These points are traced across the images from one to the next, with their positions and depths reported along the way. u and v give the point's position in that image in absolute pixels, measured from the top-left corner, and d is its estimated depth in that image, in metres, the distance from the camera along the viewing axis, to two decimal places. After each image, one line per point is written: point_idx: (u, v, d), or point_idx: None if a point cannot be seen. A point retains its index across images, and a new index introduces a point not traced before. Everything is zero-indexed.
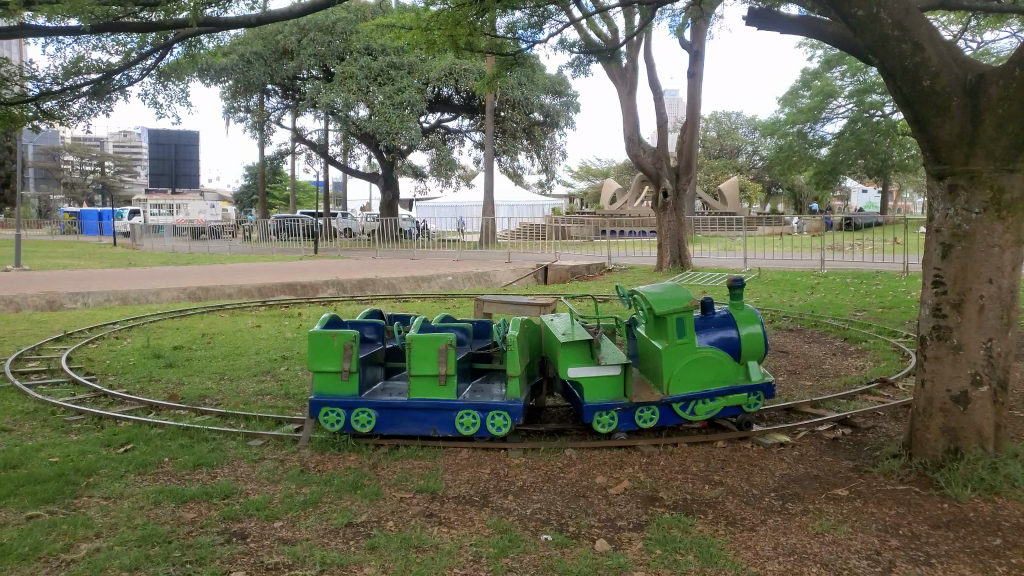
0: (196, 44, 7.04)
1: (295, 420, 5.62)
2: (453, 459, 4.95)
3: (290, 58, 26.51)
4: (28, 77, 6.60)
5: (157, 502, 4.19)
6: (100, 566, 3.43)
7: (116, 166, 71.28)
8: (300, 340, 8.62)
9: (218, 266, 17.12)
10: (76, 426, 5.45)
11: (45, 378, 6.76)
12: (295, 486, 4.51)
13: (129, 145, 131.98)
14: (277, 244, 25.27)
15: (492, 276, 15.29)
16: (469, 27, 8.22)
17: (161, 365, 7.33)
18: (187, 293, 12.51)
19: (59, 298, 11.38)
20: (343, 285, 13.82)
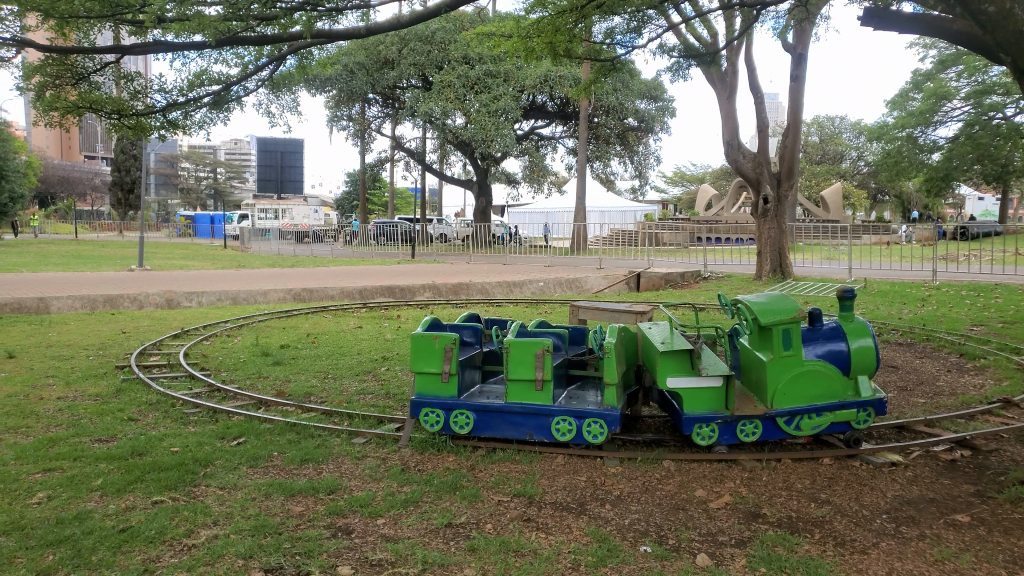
0: (308, 56, 7.35)
1: (395, 420, 5.77)
2: (549, 464, 4.95)
3: (390, 68, 27.27)
4: (157, 90, 7.06)
5: (268, 494, 4.38)
6: (218, 553, 3.61)
7: (228, 173, 75.33)
8: (399, 341, 8.86)
9: (322, 268, 17.78)
10: (194, 418, 5.77)
11: (166, 372, 7.19)
12: (396, 484, 4.62)
13: (238, 152, 139.02)
14: (375, 248, 26.06)
15: (584, 283, 15.23)
16: (567, 33, 8.25)
17: (268, 363, 7.67)
18: (293, 294, 13.05)
19: (177, 297, 12.08)
20: (439, 289, 14.14)
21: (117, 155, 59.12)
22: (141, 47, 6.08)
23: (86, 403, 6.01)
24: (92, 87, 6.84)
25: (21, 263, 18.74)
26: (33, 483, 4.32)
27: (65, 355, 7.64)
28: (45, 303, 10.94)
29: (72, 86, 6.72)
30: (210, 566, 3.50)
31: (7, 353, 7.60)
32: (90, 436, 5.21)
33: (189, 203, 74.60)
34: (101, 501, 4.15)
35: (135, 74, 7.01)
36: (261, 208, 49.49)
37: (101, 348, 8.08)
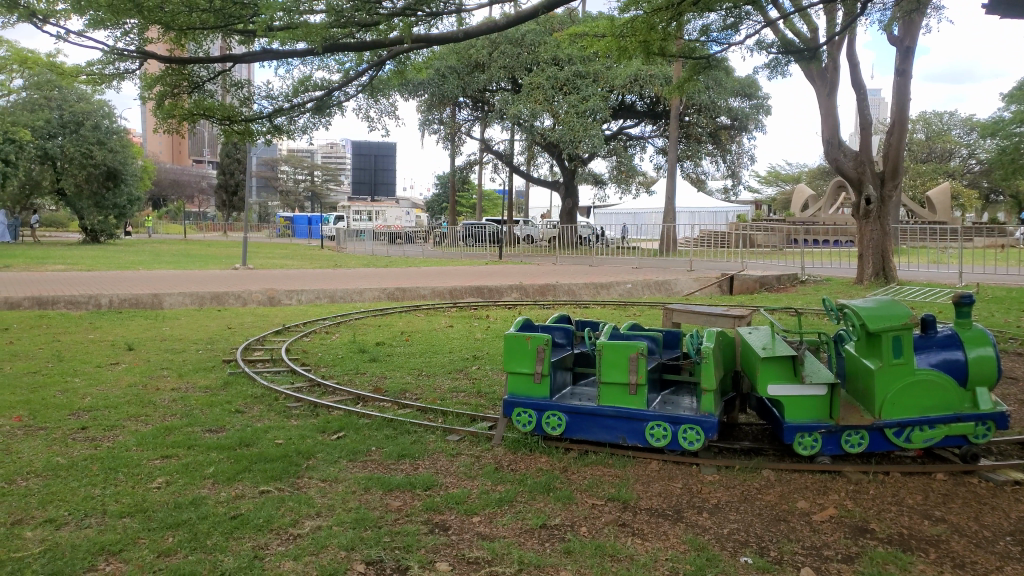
0: (406, 60, 7.50)
1: (488, 418, 5.82)
2: (643, 470, 4.88)
3: (481, 71, 27.69)
4: (264, 96, 7.36)
5: (367, 488, 4.50)
6: (322, 543, 3.73)
7: (324, 176, 78.00)
8: (490, 341, 8.94)
9: (413, 269, 18.18)
10: (296, 411, 5.99)
11: (269, 366, 7.51)
12: (490, 482, 4.66)
13: (333, 156, 143.52)
14: (463, 249, 26.42)
15: (673, 285, 15.02)
16: (659, 32, 8.15)
17: (365, 359, 7.88)
18: (387, 293, 13.37)
19: (278, 295, 12.60)
20: (527, 289, 14.21)
21: (223, 160, 62.21)
22: (251, 55, 6.36)
23: (197, 394, 6.33)
24: (207, 95, 7.20)
25: (139, 261, 20.05)
26: (152, 469, 4.58)
27: (178, 349, 8.08)
28: (159, 299, 11.61)
29: (187, 94, 7.11)
30: (314, 556, 3.62)
31: (127, 345, 8.11)
32: (202, 426, 5.49)
33: (287, 205, 77.67)
34: (213, 488, 4.36)
35: (245, 81, 7.33)
36: (354, 209, 51.00)
37: (210, 342, 8.51)
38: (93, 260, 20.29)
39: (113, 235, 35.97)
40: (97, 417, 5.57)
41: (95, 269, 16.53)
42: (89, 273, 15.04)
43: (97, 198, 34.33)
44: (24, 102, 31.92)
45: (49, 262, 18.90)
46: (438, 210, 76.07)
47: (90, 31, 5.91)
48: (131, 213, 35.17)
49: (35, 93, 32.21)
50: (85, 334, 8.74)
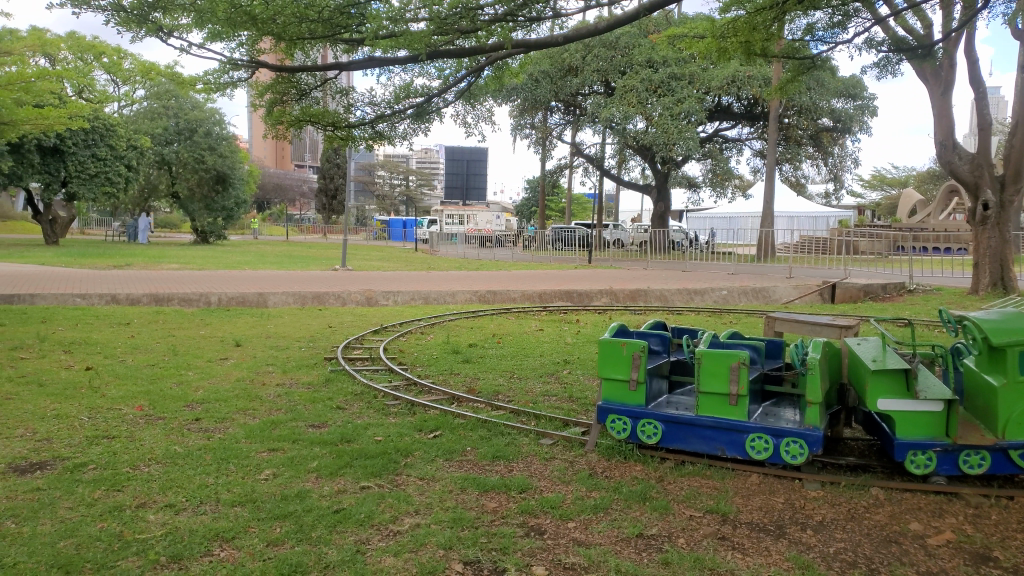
0: (504, 66, 7.54)
1: (582, 423, 5.79)
2: (743, 483, 4.74)
3: (573, 75, 27.69)
4: (367, 103, 7.59)
5: (463, 488, 4.55)
6: (421, 541, 3.80)
7: (418, 180, 79.74)
8: (581, 345, 8.90)
9: (505, 272, 18.32)
10: (393, 410, 6.14)
11: (367, 365, 7.73)
12: (584, 489, 4.63)
13: (426, 160, 146.32)
14: (551, 253, 26.40)
15: (772, 293, 14.60)
16: (762, 32, 7.88)
17: (459, 360, 8.01)
18: (478, 295, 13.51)
19: (375, 295, 12.95)
20: (617, 295, 14.05)
21: (323, 165, 64.58)
22: (354, 64, 6.57)
23: (301, 390, 6.58)
24: (314, 102, 7.46)
25: (247, 261, 21.09)
26: (260, 460, 4.79)
27: (282, 346, 8.42)
28: (264, 298, 12.14)
29: (294, 102, 7.39)
30: (413, 553, 3.69)
31: (235, 341, 8.51)
32: (305, 421, 5.70)
33: (382, 209, 79.80)
34: (316, 482, 4.51)
35: (349, 88, 7.59)
36: (446, 213, 51.84)
37: (312, 340, 8.83)
38: (205, 260, 21.46)
39: (221, 236, 37.21)
40: (210, 409, 5.87)
41: (209, 268, 17.48)
42: (202, 273, 15.89)
43: (207, 201, 35.94)
44: (145, 111, 34.60)
45: (167, 261, 20.13)
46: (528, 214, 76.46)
47: (209, 43, 6.22)
48: (239, 215, 36.47)
49: (155, 102, 34.74)
50: (197, 330, 9.23)
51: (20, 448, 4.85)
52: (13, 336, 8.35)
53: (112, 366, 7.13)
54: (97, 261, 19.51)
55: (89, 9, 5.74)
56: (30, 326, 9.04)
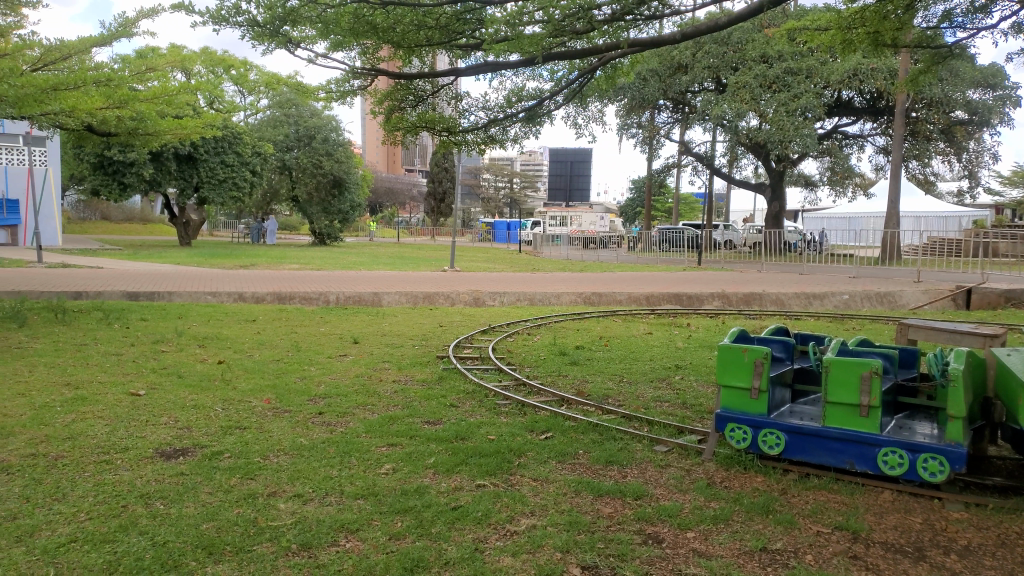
0: (618, 65, 7.45)
1: (697, 431, 5.64)
2: (874, 500, 4.48)
3: (683, 73, 27.14)
4: (480, 107, 7.68)
5: (578, 491, 4.52)
6: (538, 542, 3.80)
7: (523, 182, 80.37)
8: (692, 350, 8.68)
9: (611, 274, 18.21)
10: (504, 409, 6.18)
11: (477, 364, 7.83)
12: (703, 498, 4.50)
13: (530, 162, 147.17)
14: (659, 254, 25.96)
15: (898, 297, 13.79)
16: (892, 21, 7.39)
17: (566, 361, 7.99)
18: (583, 297, 13.45)
19: (483, 296, 13.12)
20: (730, 297, 13.68)
21: (432, 168, 66.14)
22: (468, 70, 6.69)
23: (415, 387, 6.74)
24: (428, 107, 7.63)
25: (362, 262, 21.94)
26: (380, 455, 4.93)
27: (396, 344, 8.65)
28: (378, 297, 12.52)
29: (410, 108, 7.58)
30: (531, 554, 3.69)
31: (352, 339, 8.81)
32: (421, 417, 5.83)
33: (487, 211, 81.00)
34: (434, 478, 4.60)
35: (464, 94, 7.63)
36: (551, 215, 51.92)
37: (424, 339, 9.03)
38: (323, 261, 22.47)
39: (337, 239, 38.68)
40: (331, 403, 6.10)
41: (326, 268, 18.29)
42: (321, 273, 16.63)
43: (325, 204, 37.11)
44: (269, 119, 36.53)
45: (289, 262, 21.20)
46: (634, 215, 75.60)
47: (332, 53, 6.46)
48: (355, 217, 37.33)
49: (277, 111, 36.61)
50: (317, 327, 9.64)
51: (164, 435, 5.20)
52: (155, 331, 8.99)
53: (242, 360, 7.54)
54: (225, 261, 20.73)
55: (228, 25, 6.07)
56: (169, 321, 9.71)
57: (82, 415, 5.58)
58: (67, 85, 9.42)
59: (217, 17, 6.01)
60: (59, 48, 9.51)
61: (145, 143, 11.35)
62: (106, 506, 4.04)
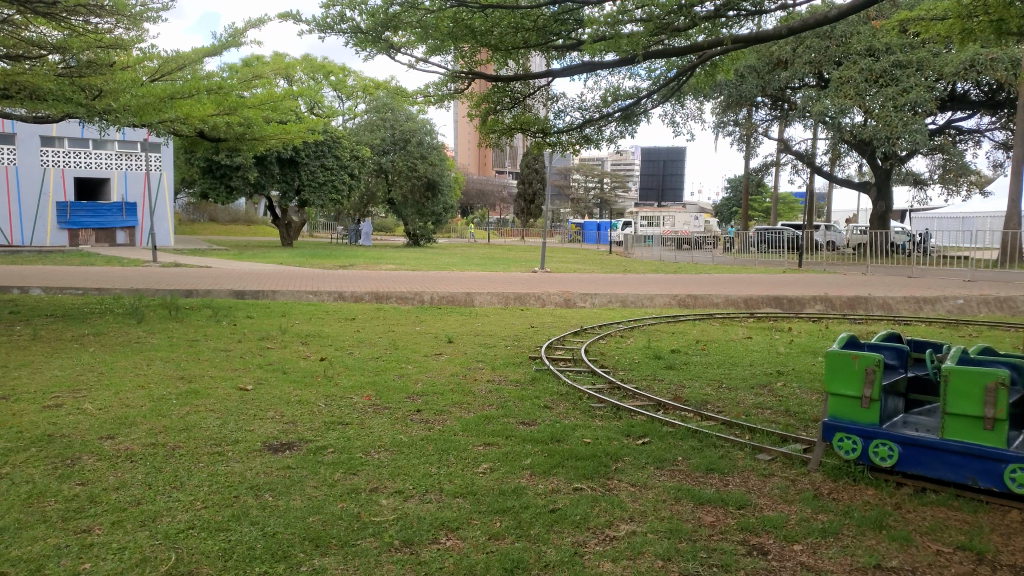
0: (718, 62, 7.25)
1: (802, 440, 5.43)
2: (1001, 519, 4.18)
3: (783, 68, 26.27)
4: (576, 107, 7.64)
5: (677, 498, 4.42)
6: (638, 549, 3.73)
7: (613, 182, 79.79)
8: (794, 355, 8.37)
9: (707, 276, 17.82)
10: (600, 412, 6.12)
11: (571, 366, 7.80)
12: (810, 510, 4.32)
13: (620, 162, 145.61)
14: (756, 256, 25.22)
15: (1020, 303, 12.88)
16: (1019, 7, 6.86)
17: (662, 366, 7.85)
18: (678, 299, 13.21)
19: (574, 297, 13.06)
20: (833, 301, 13.14)
21: (522, 170, 66.55)
22: (563, 71, 6.66)
23: (509, 387, 6.77)
24: (524, 109, 7.65)
25: (454, 263, 22.27)
26: (477, 454, 4.97)
27: (489, 344, 8.73)
28: (470, 298, 12.66)
29: (507, 110, 7.61)
30: (631, 561, 3.63)
31: (447, 338, 8.94)
32: (516, 417, 5.84)
33: (577, 212, 80.80)
34: (531, 479, 4.59)
35: (560, 94, 7.64)
36: (642, 216, 51.28)
37: (516, 339, 9.07)
38: (417, 261, 22.94)
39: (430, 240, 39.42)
40: (428, 401, 6.20)
41: (421, 269, 18.66)
42: (416, 273, 17.01)
43: (419, 207, 38.29)
44: (366, 123, 37.69)
45: (386, 262, 21.75)
46: (730, 215, 73.64)
47: (431, 58, 6.57)
48: (448, 219, 38.48)
49: (375, 115, 37.67)
50: (412, 326, 9.84)
51: (272, 429, 5.41)
52: (260, 328, 9.38)
53: (342, 357, 7.77)
54: (325, 261, 21.48)
55: (333, 32, 6.26)
56: (273, 318, 10.11)
57: (196, 407, 5.88)
58: (184, 94, 9.94)
59: (323, 25, 6.21)
60: (175, 59, 10.06)
61: (252, 147, 11.87)
62: (219, 495, 4.24)
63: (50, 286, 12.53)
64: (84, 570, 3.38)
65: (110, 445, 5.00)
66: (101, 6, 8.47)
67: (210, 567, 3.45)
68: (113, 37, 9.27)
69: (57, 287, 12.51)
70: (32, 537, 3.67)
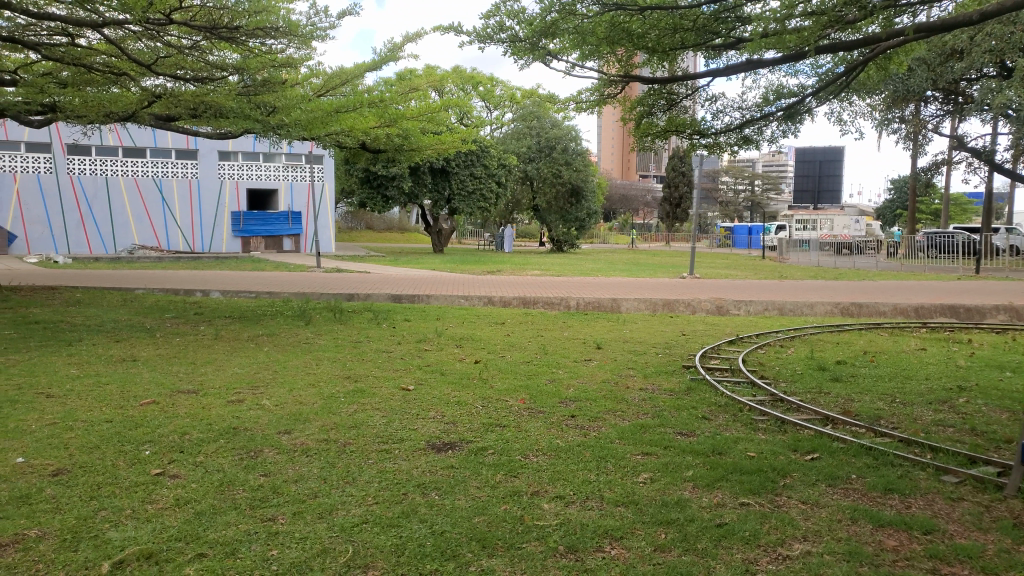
0: (893, 55, 6.75)
1: (995, 463, 4.93)
2: None
3: (958, 59, 24.41)
4: (737, 108, 7.39)
5: (854, 519, 4.13)
6: (815, 571, 3.51)
7: (765, 184, 76.86)
8: (977, 370, 7.64)
9: (873, 282, 16.74)
10: (762, 425, 5.85)
11: (727, 376, 7.53)
12: (1010, 541, 3.90)
13: (773, 164, 139.81)
14: (927, 261, 23.43)
15: None
16: None
17: (827, 378, 7.40)
18: (840, 308, 12.48)
19: (726, 304, 12.62)
20: (1020, 311, 11.96)
21: (669, 174, 65.40)
22: (720, 71, 6.45)
23: (664, 396, 6.64)
24: (681, 110, 7.50)
25: (601, 269, 22.25)
26: (636, 462, 4.90)
27: (639, 351, 8.60)
28: (617, 304, 12.53)
29: (662, 113, 7.50)
30: None
31: (596, 344, 8.91)
32: (673, 427, 5.71)
33: (724, 215, 78.44)
34: (694, 492, 4.46)
35: (719, 95, 7.41)
36: (798, 219, 48.97)
37: (668, 347, 8.88)
38: (565, 267, 23.06)
39: (574, 245, 39.80)
40: (582, 407, 6.19)
41: (569, 275, 18.77)
42: (564, 278, 17.13)
43: (563, 213, 38.75)
44: (514, 131, 38.59)
45: (533, 268, 22.02)
46: (893, 217, 68.69)
47: (586, 63, 6.58)
48: (591, 224, 38.52)
49: (521, 123, 38.40)
50: (561, 331, 9.89)
51: (434, 428, 5.60)
52: (417, 330, 9.76)
53: (495, 360, 7.93)
54: (474, 267, 22.11)
55: (492, 42, 6.40)
56: (428, 322, 10.51)
57: (362, 406, 6.19)
58: (348, 108, 10.62)
59: (483, 36, 6.38)
60: (338, 75, 10.69)
61: (409, 158, 12.38)
62: (389, 492, 4.42)
63: (229, 289, 13.66)
64: (272, 557, 3.62)
65: (288, 439, 5.35)
66: (277, 28, 9.10)
67: (384, 562, 3.59)
68: (285, 56, 9.98)
69: (235, 290, 13.64)
70: (226, 522, 3.98)
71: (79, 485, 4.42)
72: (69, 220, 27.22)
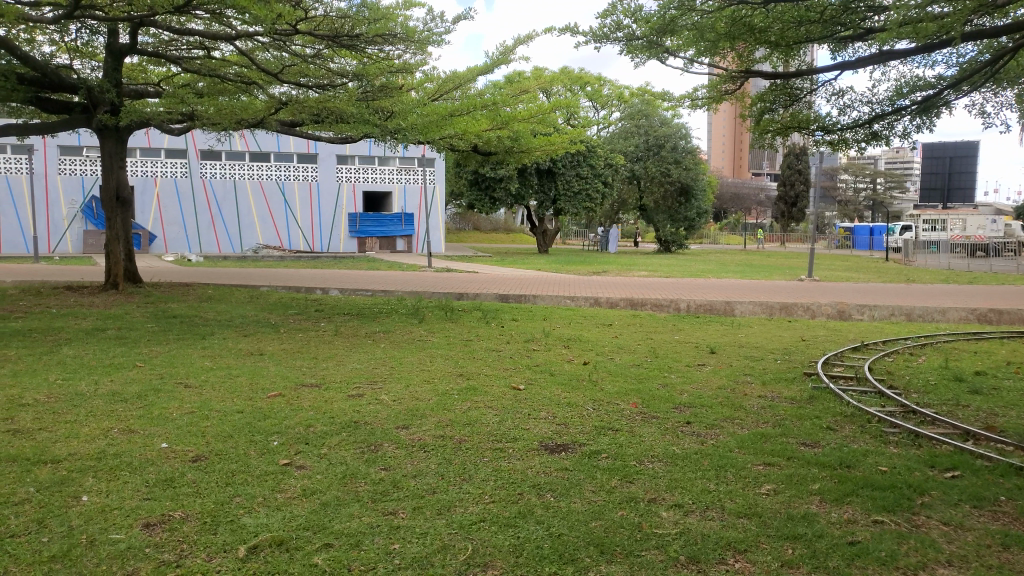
0: None
1: None
2: None
3: None
4: (866, 103, 7.02)
5: (1004, 545, 3.80)
6: None
7: (888, 182, 72.57)
8: None
9: (1015, 287, 15.49)
10: (894, 438, 5.52)
11: (853, 385, 7.14)
12: None
13: (898, 161, 131.99)
14: None
15: None
16: None
17: (965, 390, 6.89)
18: (977, 314, 11.63)
19: (849, 309, 12.01)
20: None
21: (783, 172, 62.95)
22: (849, 64, 6.14)
23: (785, 404, 6.37)
24: (804, 106, 7.20)
25: (712, 270, 21.68)
26: (758, 473, 4.72)
27: (756, 356, 8.30)
28: (730, 307, 12.16)
29: (784, 109, 7.22)
30: None
31: (710, 348, 8.67)
32: (796, 438, 5.47)
33: (842, 215, 74.76)
34: (822, 507, 4.24)
35: (846, 88, 7.05)
36: (926, 218, 45.98)
37: (787, 353, 8.51)
38: (674, 268, 22.64)
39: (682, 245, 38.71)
40: (698, 414, 6.02)
41: (678, 276, 18.42)
42: (674, 280, 16.82)
43: (672, 212, 37.92)
44: (620, 131, 38.12)
45: (639, 269, 21.69)
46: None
47: (703, 59, 6.43)
48: (700, 224, 37.63)
49: (628, 122, 37.89)
50: (670, 334, 9.69)
51: (546, 429, 5.60)
52: (525, 330, 9.83)
53: (604, 362, 7.86)
54: (581, 267, 22.05)
55: (608, 42, 6.35)
56: (536, 322, 10.55)
57: (475, 403, 6.28)
58: (462, 112, 10.73)
59: (600, 35, 6.33)
60: (451, 79, 10.92)
61: (519, 159, 12.48)
62: (505, 491, 4.45)
63: (346, 287, 14.22)
64: (394, 550, 3.71)
65: (406, 435, 5.48)
66: (394, 35, 9.42)
67: (504, 561, 3.61)
68: (401, 61, 10.34)
69: (351, 288, 14.15)
70: (350, 514, 4.12)
71: (216, 471, 4.69)
72: (201, 221, 29.12)
